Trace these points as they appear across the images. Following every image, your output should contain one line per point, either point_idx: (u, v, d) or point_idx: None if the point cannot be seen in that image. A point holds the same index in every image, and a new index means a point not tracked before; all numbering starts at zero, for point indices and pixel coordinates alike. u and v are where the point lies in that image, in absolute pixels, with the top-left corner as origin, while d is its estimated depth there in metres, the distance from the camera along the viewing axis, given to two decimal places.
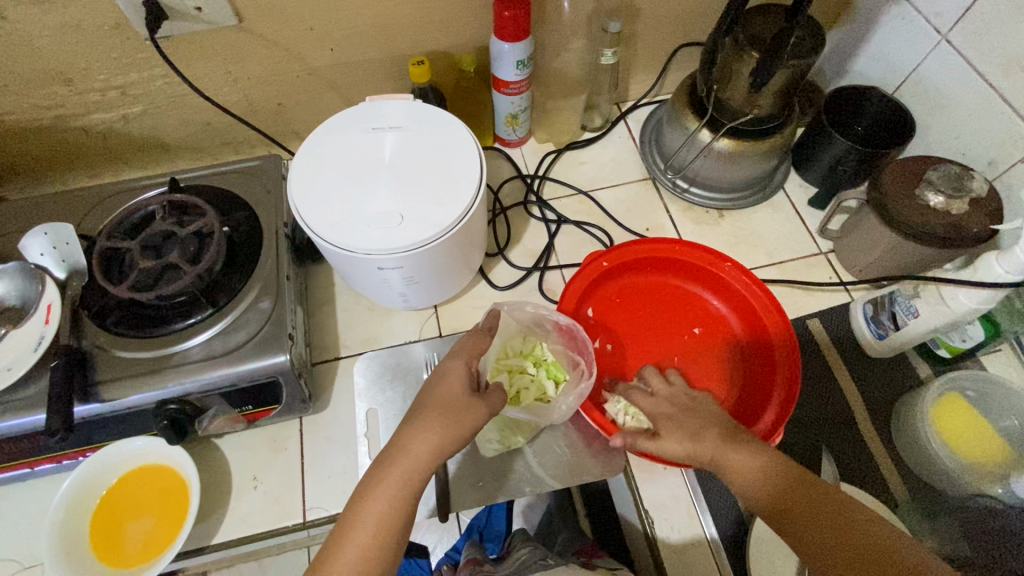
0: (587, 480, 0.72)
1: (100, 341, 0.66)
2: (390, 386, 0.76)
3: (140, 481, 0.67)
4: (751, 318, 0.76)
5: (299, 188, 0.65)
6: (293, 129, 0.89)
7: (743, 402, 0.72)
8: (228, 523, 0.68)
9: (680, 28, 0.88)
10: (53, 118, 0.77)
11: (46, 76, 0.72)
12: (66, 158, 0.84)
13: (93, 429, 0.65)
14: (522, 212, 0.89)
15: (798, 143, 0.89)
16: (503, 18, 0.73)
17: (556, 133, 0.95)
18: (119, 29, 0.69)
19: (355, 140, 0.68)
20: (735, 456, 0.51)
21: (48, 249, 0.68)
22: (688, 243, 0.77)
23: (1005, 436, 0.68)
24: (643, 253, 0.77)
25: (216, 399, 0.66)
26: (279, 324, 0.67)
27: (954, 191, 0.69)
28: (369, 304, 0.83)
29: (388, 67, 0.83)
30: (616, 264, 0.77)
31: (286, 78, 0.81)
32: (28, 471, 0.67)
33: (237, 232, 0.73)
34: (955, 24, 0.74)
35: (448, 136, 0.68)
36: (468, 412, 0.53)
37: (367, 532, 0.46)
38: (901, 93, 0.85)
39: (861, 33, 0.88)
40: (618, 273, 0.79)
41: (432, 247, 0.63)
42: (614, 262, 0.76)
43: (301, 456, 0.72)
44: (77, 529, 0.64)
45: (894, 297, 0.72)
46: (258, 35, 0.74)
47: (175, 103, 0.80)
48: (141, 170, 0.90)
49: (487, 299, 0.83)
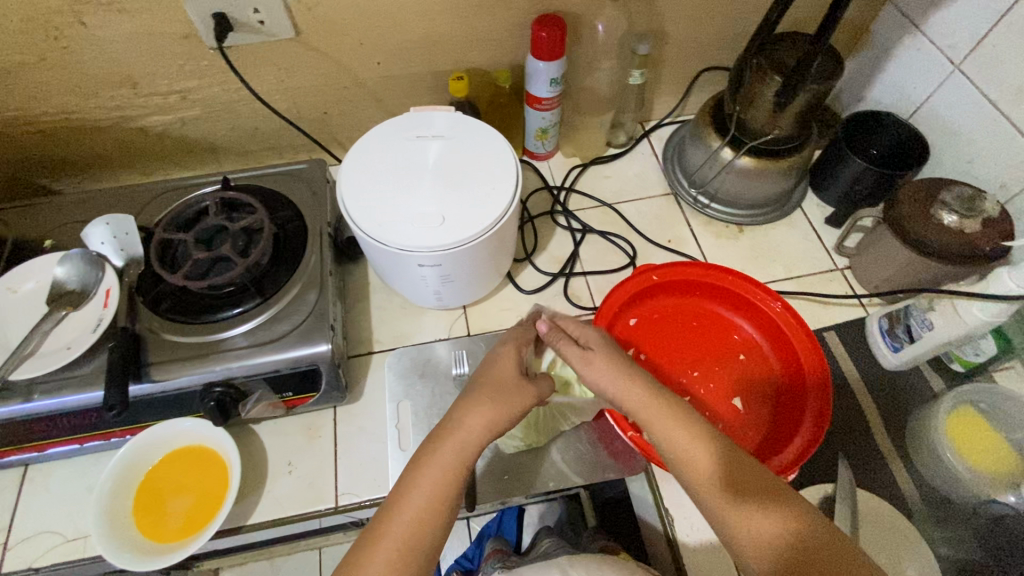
0: (608, 478, 0.74)
1: (153, 325, 0.70)
2: (419, 381, 0.80)
3: (184, 461, 0.70)
4: (778, 338, 0.79)
5: (348, 188, 0.69)
6: (335, 137, 0.95)
7: (765, 441, 0.74)
8: (263, 505, 0.71)
9: (704, 52, 0.93)
10: (116, 118, 0.83)
11: (115, 79, 0.77)
12: (122, 157, 0.89)
13: (143, 409, 0.68)
14: (549, 221, 0.94)
15: (816, 164, 0.93)
16: (540, 37, 0.79)
17: (582, 148, 0.99)
18: (187, 38, 0.74)
19: (400, 146, 0.73)
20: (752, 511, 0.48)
21: (109, 238, 0.74)
22: (737, 274, 0.80)
23: (1016, 447, 0.70)
24: (686, 277, 0.81)
25: (260, 383, 0.69)
26: (322, 315, 0.71)
27: (966, 211, 0.73)
28: (401, 303, 0.87)
29: (428, 81, 0.88)
30: (666, 280, 0.81)
31: (333, 88, 0.86)
32: (76, 447, 0.71)
33: (285, 231, 0.78)
34: (967, 55, 0.78)
35: (490, 147, 0.73)
36: (520, 393, 0.57)
37: (427, 494, 0.50)
38: (915, 119, 0.89)
39: (877, 62, 0.92)
40: (659, 291, 0.82)
41: (471, 246, 0.67)
42: (664, 277, 0.81)
43: (335, 444, 0.75)
44: (122, 504, 0.67)
45: (909, 311, 0.75)
46: (312, 47, 0.79)
47: (229, 108, 0.85)
48: (189, 170, 0.95)
49: (514, 302, 0.87)
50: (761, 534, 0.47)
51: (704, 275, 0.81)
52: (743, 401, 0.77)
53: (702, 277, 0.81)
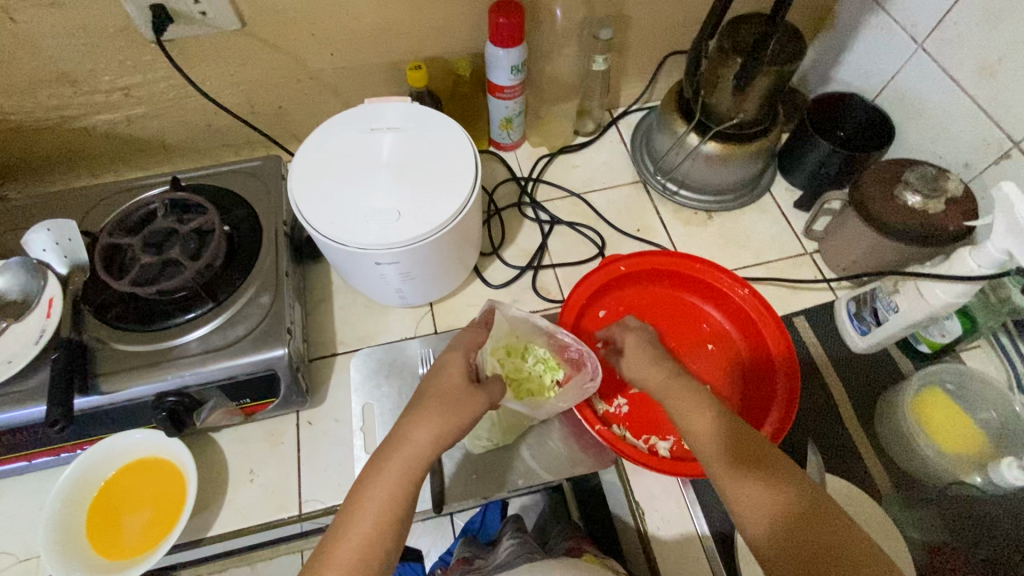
0: (579, 473, 0.73)
1: (100, 334, 0.67)
2: (385, 382, 0.77)
3: (139, 474, 0.68)
4: (748, 325, 0.78)
5: (300, 186, 0.66)
6: (292, 131, 0.91)
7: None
8: (224, 516, 0.69)
9: (669, 36, 0.91)
10: (57, 118, 0.79)
11: (52, 77, 0.73)
12: (67, 158, 0.85)
13: (93, 422, 0.66)
14: (517, 213, 0.92)
15: (784, 147, 0.92)
16: (497, 24, 0.76)
17: (549, 137, 0.97)
18: (125, 32, 0.71)
19: (354, 140, 0.70)
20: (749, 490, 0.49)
21: (50, 245, 0.69)
22: (706, 262, 0.79)
23: (983, 427, 0.71)
24: (653, 267, 0.79)
25: (214, 391, 0.67)
26: (277, 319, 0.69)
27: (931, 191, 0.71)
28: (366, 302, 0.85)
29: (386, 71, 0.85)
30: (634, 270, 0.79)
31: (287, 81, 0.83)
32: (25, 464, 0.68)
33: (238, 231, 0.75)
34: (930, 34, 0.77)
35: (447, 138, 0.70)
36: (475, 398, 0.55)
37: (379, 503, 0.48)
38: (881, 100, 0.88)
39: (842, 42, 0.91)
40: (627, 281, 0.81)
41: (429, 242, 0.64)
42: (632, 268, 0.79)
43: (299, 450, 0.73)
44: (74, 521, 0.65)
45: (876, 294, 0.75)
46: (260, 38, 0.76)
47: (178, 104, 0.82)
48: (141, 170, 0.91)
49: (481, 297, 0.85)
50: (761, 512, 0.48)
51: (671, 263, 0.80)
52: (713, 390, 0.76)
53: (670, 266, 0.80)
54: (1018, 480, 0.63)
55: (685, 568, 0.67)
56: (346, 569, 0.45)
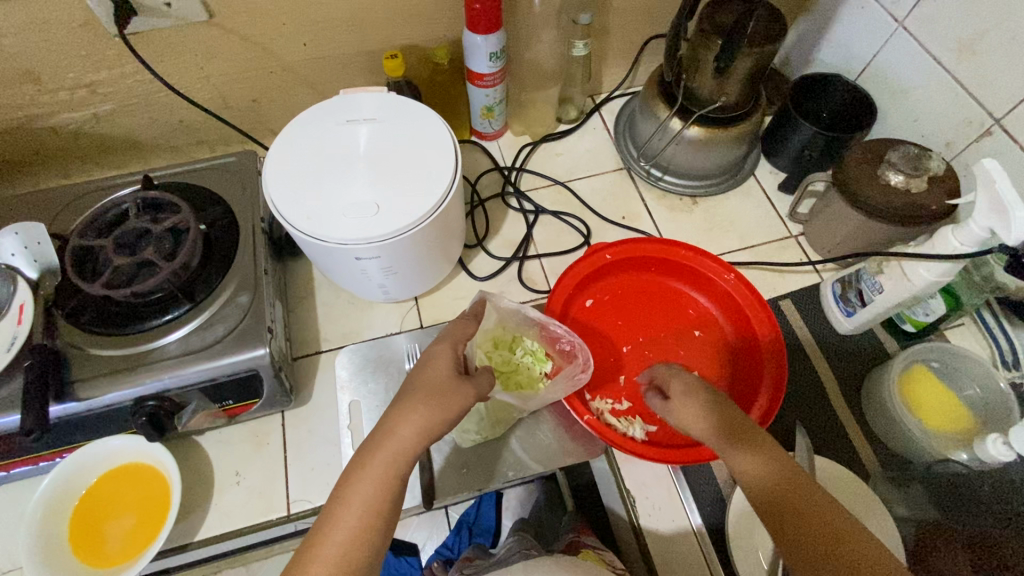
0: (569, 463, 0.73)
1: (74, 340, 0.65)
2: (371, 378, 0.77)
3: (121, 481, 0.66)
4: (734, 310, 0.78)
5: (275, 181, 0.65)
6: (268, 126, 0.89)
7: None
8: (211, 520, 0.68)
9: (650, 19, 0.90)
10: (21, 118, 0.76)
11: (13, 76, 0.71)
12: (34, 159, 0.82)
13: (70, 430, 0.64)
14: (501, 203, 0.90)
15: (768, 130, 0.91)
16: (474, 10, 0.75)
17: (532, 125, 0.96)
18: (87, 27, 0.68)
19: (330, 132, 0.68)
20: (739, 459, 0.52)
21: (19, 249, 0.66)
22: (690, 248, 0.78)
23: (967, 404, 0.71)
24: (639, 255, 0.79)
25: (195, 394, 0.65)
26: (257, 318, 0.67)
27: (914, 171, 0.71)
28: (349, 298, 0.83)
29: (362, 61, 0.83)
30: (620, 258, 0.79)
31: (260, 74, 0.81)
32: (4, 474, 0.66)
33: (214, 230, 0.73)
34: (910, 12, 0.77)
35: (425, 128, 0.69)
36: (460, 392, 0.54)
37: (365, 501, 0.48)
38: (862, 80, 0.87)
39: (824, 22, 0.91)
40: (613, 269, 0.80)
41: (410, 235, 0.63)
42: (618, 255, 0.78)
43: (284, 450, 0.72)
44: (55, 530, 0.63)
45: (860, 275, 0.75)
46: (229, 30, 0.74)
47: (148, 101, 0.79)
48: (113, 170, 0.89)
49: (467, 290, 0.84)
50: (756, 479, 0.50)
51: (657, 250, 0.79)
52: (701, 375, 0.76)
53: (656, 253, 0.79)
54: (1004, 457, 0.63)
55: (677, 553, 0.67)
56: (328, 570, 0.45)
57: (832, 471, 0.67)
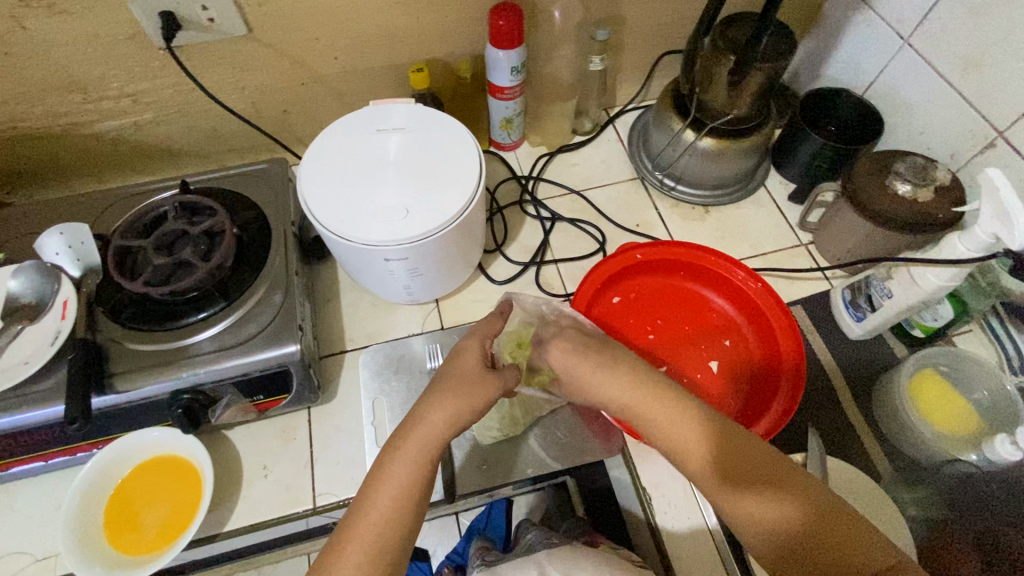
0: (587, 461, 0.75)
1: (114, 335, 0.68)
2: (395, 376, 0.79)
3: (153, 473, 0.69)
4: (753, 311, 0.80)
5: (309, 187, 0.68)
6: (297, 135, 0.93)
7: (745, 414, 0.75)
8: (239, 512, 0.70)
9: (664, 35, 0.94)
10: (64, 125, 0.80)
11: (62, 84, 0.75)
12: (73, 165, 0.86)
13: (109, 421, 0.67)
14: (519, 211, 0.94)
15: (777, 143, 0.95)
16: (497, 27, 0.78)
17: (548, 137, 1.00)
18: (135, 39, 0.72)
19: (361, 140, 0.72)
20: (748, 505, 0.48)
21: (63, 248, 0.70)
22: (721, 256, 0.81)
23: (975, 407, 0.73)
24: (669, 257, 0.82)
25: (228, 388, 0.68)
26: (289, 315, 0.70)
27: (920, 180, 0.75)
28: (372, 300, 0.86)
29: (389, 75, 0.87)
30: (650, 259, 0.82)
31: (292, 85, 0.85)
32: (42, 464, 0.69)
33: (247, 231, 0.76)
34: (915, 30, 0.80)
35: (451, 138, 0.72)
36: (485, 384, 0.57)
37: (395, 484, 0.50)
38: (869, 95, 0.91)
39: (832, 40, 0.94)
40: (646, 269, 0.84)
41: (437, 238, 0.66)
42: (648, 256, 0.82)
43: (310, 445, 0.75)
44: (92, 520, 0.66)
45: (870, 281, 0.77)
46: (265, 44, 0.78)
47: (185, 110, 0.84)
48: (147, 177, 0.92)
49: (486, 293, 0.87)
50: (766, 521, 0.47)
51: (684, 255, 0.82)
52: (721, 374, 0.79)
53: (685, 257, 0.82)
54: (1011, 455, 0.65)
55: (694, 551, 0.69)
56: (361, 550, 0.47)
57: (845, 471, 0.69)
